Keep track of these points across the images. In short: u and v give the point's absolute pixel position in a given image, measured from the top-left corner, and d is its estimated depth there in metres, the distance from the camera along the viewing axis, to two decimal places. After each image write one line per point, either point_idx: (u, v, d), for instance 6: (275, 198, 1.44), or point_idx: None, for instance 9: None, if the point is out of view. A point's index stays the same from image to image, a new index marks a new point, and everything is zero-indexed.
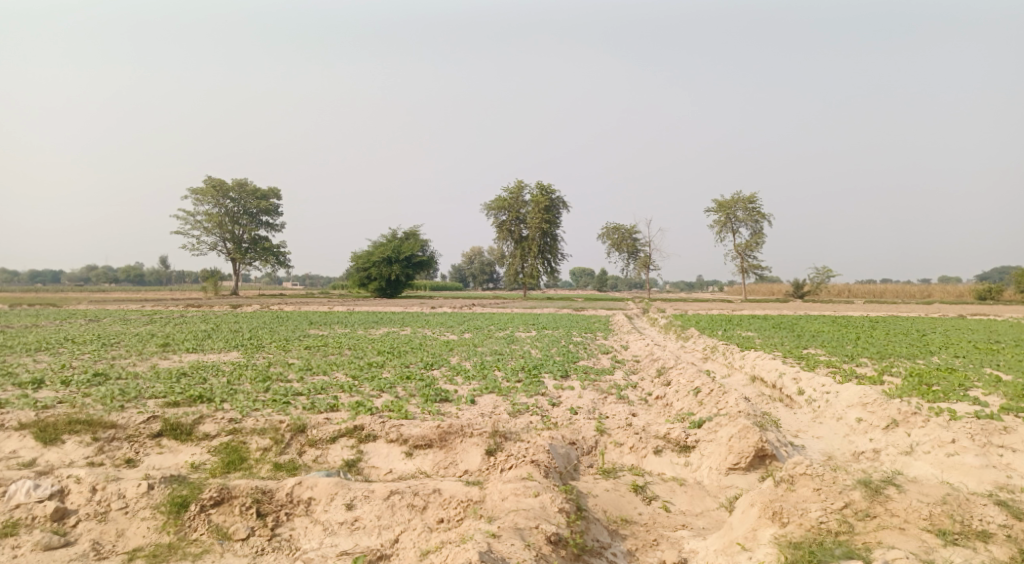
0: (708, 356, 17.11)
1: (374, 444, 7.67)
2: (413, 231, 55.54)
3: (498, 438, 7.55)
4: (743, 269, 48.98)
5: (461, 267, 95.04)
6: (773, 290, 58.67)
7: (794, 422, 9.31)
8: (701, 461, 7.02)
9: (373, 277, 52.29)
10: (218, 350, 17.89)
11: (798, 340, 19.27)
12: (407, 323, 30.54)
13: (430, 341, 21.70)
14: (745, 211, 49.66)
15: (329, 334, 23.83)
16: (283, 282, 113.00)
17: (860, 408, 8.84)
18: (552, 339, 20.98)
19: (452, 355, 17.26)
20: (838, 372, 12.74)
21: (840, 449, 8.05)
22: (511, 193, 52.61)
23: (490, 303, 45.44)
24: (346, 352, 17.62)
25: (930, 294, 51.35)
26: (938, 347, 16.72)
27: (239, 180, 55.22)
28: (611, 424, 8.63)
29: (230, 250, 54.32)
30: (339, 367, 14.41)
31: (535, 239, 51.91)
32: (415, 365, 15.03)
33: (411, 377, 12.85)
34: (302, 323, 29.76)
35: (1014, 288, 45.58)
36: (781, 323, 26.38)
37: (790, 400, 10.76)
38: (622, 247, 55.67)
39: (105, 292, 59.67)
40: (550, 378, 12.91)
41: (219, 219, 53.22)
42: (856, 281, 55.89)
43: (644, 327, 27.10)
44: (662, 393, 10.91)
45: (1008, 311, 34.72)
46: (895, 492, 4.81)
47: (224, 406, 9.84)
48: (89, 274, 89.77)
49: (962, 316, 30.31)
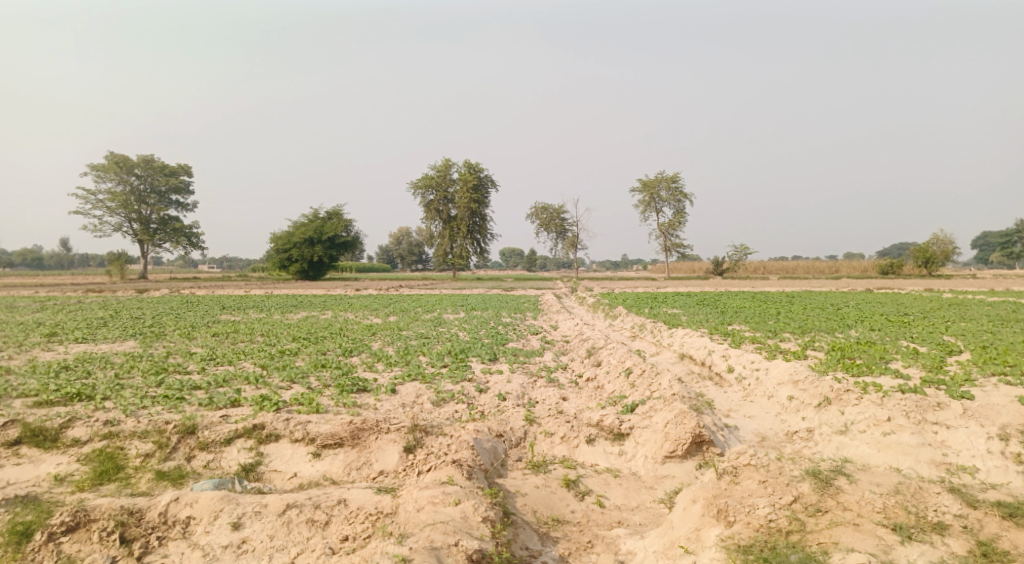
0: (637, 334, 17.04)
1: (276, 445, 6.74)
2: (337, 210, 53.09)
3: (418, 433, 6.82)
4: (667, 248, 50.21)
5: (388, 248, 92.49)
6: (694, 267, 60.64)
7: (725, 401, 9.20)
8: (636, 449, 6.61)
9: (295, 258, 49.64)
10: (111, 340, 15.99)
11: (722, 316, 19.62)
12: (330, 307, 28.94)
13: (353, 325, 20.49)
14: (669, 191, 50.79)
15: (242, 320, 22.07)
16: (198, 265, 106.17)
17: (792, 387, 8.83)
18: (481, 321, 20.33)
19: (375, 340, 16.26)
20: (764, 348, 12.89)
21: (772, 429, 8.00)
22: (439, 171, 51.22)
23: (419, 285, 44.33)
24: (258, 339, 16.20)
25: (838, 269, 54.64)
26: (852, 321, 17.43)
27: (143, 155, 50.71)
28: (541, 411, 8.12)
29: (135, 231, 49.94)
30: (248, 356, 13.12)
31: (464, 219, 50.91)
32: (334, 352, 13.95)
33: (327, 365, 11.83)
34: (214, 308, 27.52)
35: (910, 263, 49.23)
36: (705, 299, 27.00)
37: (720, 378, 10.69)
38: (551, 227, 55.68)
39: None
40: (478, 362, 12.27)
41: (123, 198, 48.73)
42: (772, 258, 58.68)
43: (573, 306, 26.98)
44: (593, 375, 10.52)
45: (908, 284, 37.32)
46: (845, 483, 4.75)
47: (105, 404, 8.50)
48: None
49: (868, 291, 32.23)
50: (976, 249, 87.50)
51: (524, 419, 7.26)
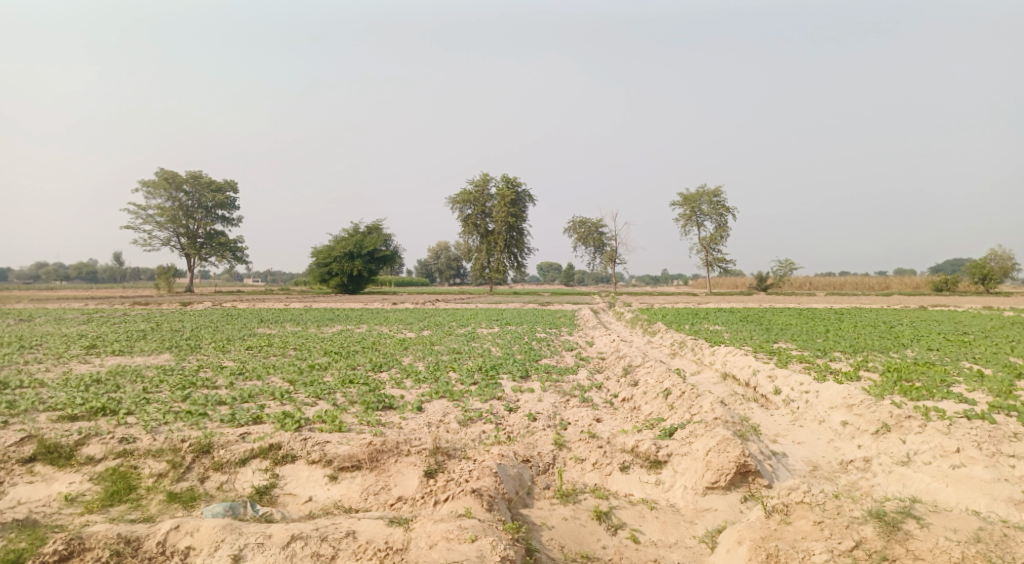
0: (676, 351, 16.35)
1: (292, 467, 6.46)
2: (376, 225, 53.76)
3: (440, 457, 6.45)
4: (707, 262, 48.95)
5: (427, 262, 93.26)
6: (736, 283, 59.00)
7: (772, 426, 8.54)
8: (675, 478, 6.07)
9: (334, 272, 50.38)
10: (149, 352, 16.23)
11: (767, 333, 18.71)
12: (365, 320, 29.01)
13: (385, 339, 20.36)
14: (709, 204, 49.61)
15: (278, 333, 22.24)
16: (243, 278, 109.29)
17: (846, 412, 8.12)
18: (514, 336, 19.92)
19: (405, 355, 16.04)
20: (813, 368, 12.08)
21: (825, 457, 7.34)
22: (476, 186, 51.37)
23: (455, 299, 44.38)
24: (290, 353, 16.17)
25: (888, 285, 52.23)
26: (908, 339, 16.35)
27: (192, 173, 52.52)
28: (572, 434, 7.66)
29: (183, 246, 51.61)
30: (278, 370, 13.05)
31: (500, 233, 50.82)
32: (363, 366, 13.75)
33: (354, 380, 11.61)
34: (252, 321, 27.88)
35: (967, 278, 46.70)
36: (748, 315, 25.97)
37: (766, 401, 10.00)
38: (588, 241, 55.07)
39: (52, 290, 56.42)
40: (509, 379, 11.86)
41: (173, 213, 50.49)
42: (818, 274, 56.60)
43: (610, 322, 26.32)
44: (629, 394, 9.98)
45: (966, 301, 35.23)
46: (916, 527, 4.14)
47: (128, 420, 8.43)
48: (40, 273, 85.54)
49: (923, 308, 30.49)
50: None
51: (553, 444, 6.81)
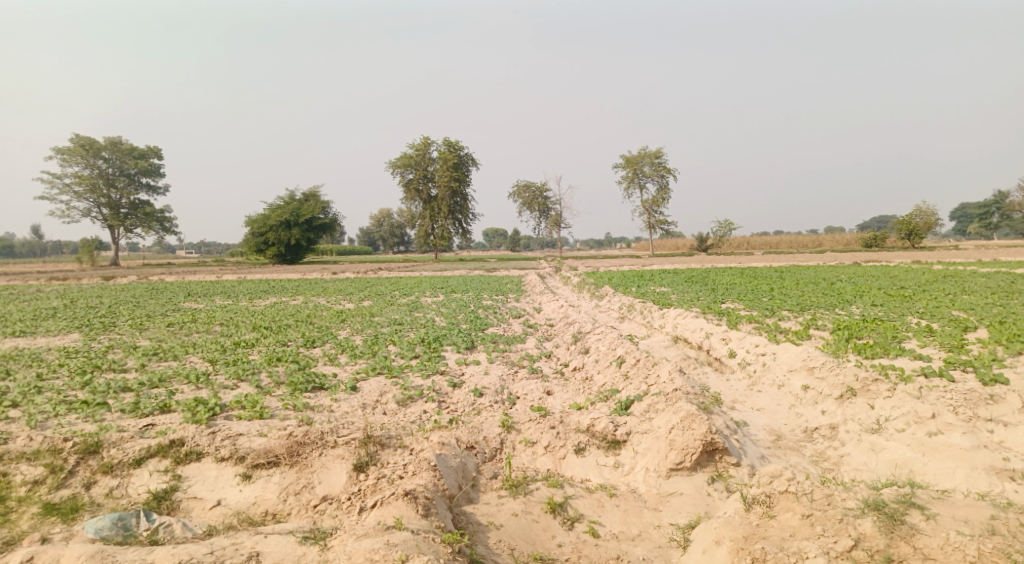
0: (625, 315, 15.98)
1: (198, 466, 5.43)
2: (313, 191, 51.12)
3: (372, 447, 5.62)
4: (651, 225, 49.25)
5: (370, 230, 90.67)
6: (678, 245, 59.88)
7: (729, 392, 8.23)
8: (635, 460, 5.52)
9: (271, 241, 47.76)
10: (53, 332, 14.45)
11: (713, 294, 18.65)
12: (302, 292, 27.40)
13: (323, 312, 19.10)
14: (652, 166, 49.64)
15: (206, 308, 20.51)
16: (173, 251, 103.22)
17: (807, 376, 7.85)
18: (460, 304, 19.10)
19: (343, 328, 14.94)
20: (763, 328, 11.88)
21: (787, 425, 7.16)
22: (417, 149, 49.48)
23: (399, 267, 42.91)
24: (215, 330, 14.75)
25: (821, 243, 54.14)
26: (849, 296, 16.55)
27: (110, 137, 48.20)
28: (521, 412, 7.01)
29: (105, 216, 47.66)
30: (199, 349, 11.74)
31: (444, 199, 49.36)
32: (296, 342, 12.60)
33: (284, 358, 10.51)
34: (178, 296, 25.76)
35: (893, 235, 48.89)
36: (693, 276, 26.05)
37: (721, 364, 9.66)
38: (533, 205, 54.38)
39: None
40: (453, 352, 11.06)
41: (91, 181, 46.40)
42: (755, 234, 58.06)
43: (557, 286, 25.88)
44: (580, 364, 9.41)
45: (896, 256, 36.56)
46: (922, 523, 4.04)
47: (9, 414, 7.11)
48: None
49: (855, 264, 31.47)
50: (955, 221, 88.00)
51: (500, 425, 6.09)
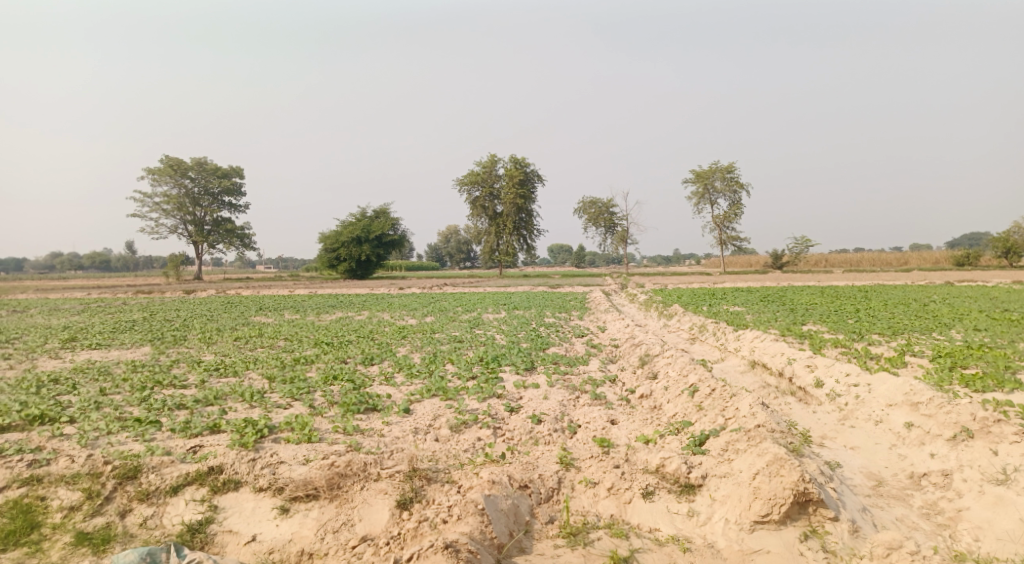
0: (696, 336, 15.00)
1: (235, 496, 5.24)
2: (382, 208, 52.40)
3: (418, 482, 5.19)
4: (721, 241, 47.27)
5: (437, 246, 92.31)
6: (750, 262, 57.19)
7: (818, 427, 7.27)
8: (712, 509, 4.80)
9: (342, 257, 49.23)
10: (129, 345, 15.05)
11: (792, 314, 17.30)
12: (367, 306, 27.74)
13: (384, 327, 19.10)
14: (723, 181, 47.75)
15: (274, 322, 21.02)
16: (254, 266, 108.88)
17: (910, 412, 6.80)
18: (520, 322, 18.64)
19: (402, 345, 14.77)
20: (852, 354, 10.69)
21: (889, 468, 6.17)
22: (483, 167, 49.83)
23: (463, 283, 42.99)
24: (279, 345, 14.93)
25: (909, 261, 50.20)
26: (947, 319, 14.86)
27: (196, 158, 51.30)
28: (581, 447, 6.40)
29: (190, 233, 50.63)
30: (258, 365, 11.81)
31: (509, 215, 49.36)
32: (353, 359, 12.48)
33: (340, 376, 10.34)
34: (251, 309, 26.66)
35: (992, 252, 44.65)
36: (769, 295, 24.48)
37: (806, 394, 8.64)
38: (599, 221, 53.48)
39: (65, 279, 56.15)
40: (511, 373, 10.55)
41: (179, 200, 49.47)
42: (835, 251, 54.64)
43: (622, 304, 24.98)
44: (648, 391, 8.67)
45: (998, 277, 33.22)
46: None
47: (66, 430, 7.22)
48: (55, 262, 85.59)
49: (951, 283, 28.79)
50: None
51: (558, 461, 5.50)
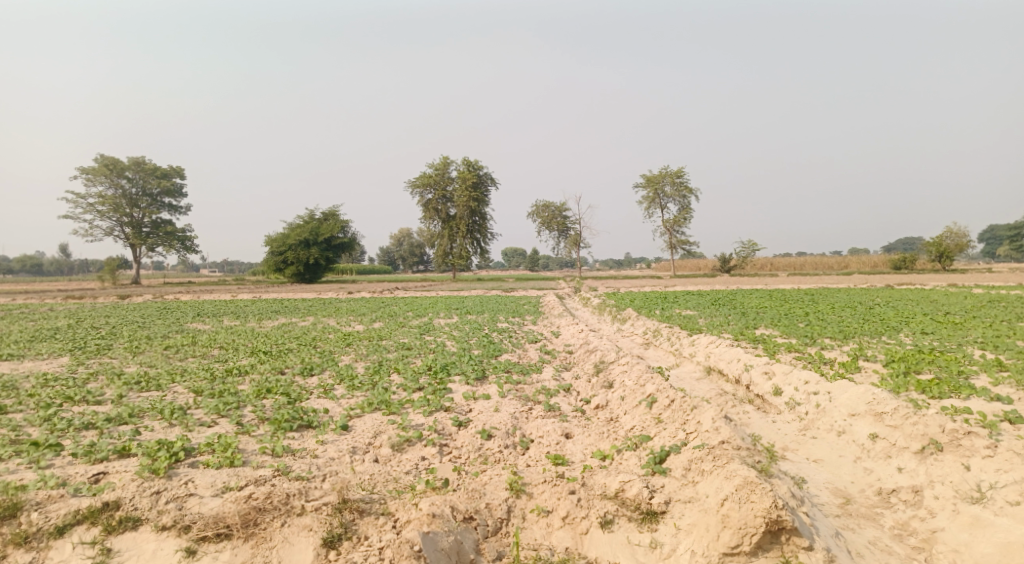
0: (650, 341, 14.78)
1: (134, 537, 4.41)
2: (332, 210, 50.81)
3: (349, 516, 4.56)
4: (672, 245, 47.96)
5: (390, 250, 90.79)
6: (700, 265, 58.27)
7: (777, 437, 7.03)
8: (677, 540, 4.44)
9: (290, 260, 47.35)
10: (42, 356, 13.65)
11: (745, 318, 17.36)
12: (313, 312, 26.54)
13: (329, 334, 18.14)
14: (674, 186, 48.49)
15: (211, 329, 19.69)
16: (197, 270, 104.51)
17: (875, 423, 6.62)
18: (473, 327, 18.06)
19: (347, 353, 13.93)
20: (806, 358, 10.57)
21: (855, 482, 5.96)
22: (437, 169, 49.03)
23: (416, 287, 42.00)
24: (212, 354, 13.83)
25: (847, 265, 52.22)
26: (893, 322, 15.12)
27: (134, 157, 48.50)
28: (533, 471, 5.91)
29: (127, 235, 47.80)
30: (186, 377, 10.79)
31: (463, 218, 48.71)
32: (293, 370, 11.60)
33: (274, 389, 9.48)
34: (187, 316, 25.02)
35: (923, 257, 46.89)
36: (720, 299, 24.64)
37: (765, 403, 8.41)
38: (552, 225, 53.45)
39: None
40: (461, 383, 9.95)
41: (115, 201, 46.61)
42: (778, 255, 56.39)
43: (576, 308, 24.76)
44: (604, 401, 8.26)
45: (931, 280, 34.74)
46: None
47: None
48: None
49: (889, 287, 29.88)
50: (983, 243, 85.34)
51: (507, 487, 4.98)
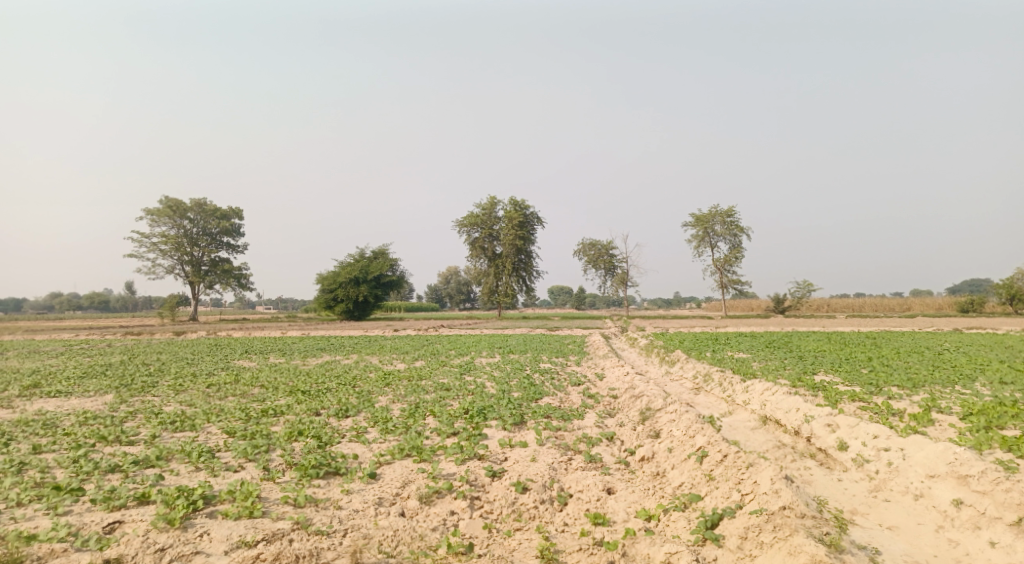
0: (700, 386, 13.97)
1: None
2: (381, 249, 51.83)
3: None
4: (722, 284, 46.49)
5: (437, 288, 91.84)
6: (751, 306, 56.16)
7: (845, 499, 6.23)
8: None
9: (339, 298, 48.27)
10: (91, 392, 13.97)
11: (802, 363, 16.27)
12: (358, 350, 26.65)
13: (369, 373, 18.00)
14: (723, 224, 47.32)
15: (255, 366, 19.90)
16: (253, 307, 108.34)
17: (958, 487, 5.78)
18: (514, 368, 17.61)
19: (385, 393, 13.71)
20: (870, 409, 9.49)
21: (940, 556, 5.14)
22: (483, 209, 49.52)
23: (460, 325, 41.89)
24: (252, 393, 13.84)
25: (910, 306, 49.33)
26: (968, 369, 13.79)
27: (197, 199, 50.96)
28: (567, 538, 5.42)
29: (187, 273, 49.97)
30: (221, 417, 10.74)
31: (509, 257, 48.75)
32: (328, 411, 11.42)
33: (305, 431, 9.27)
34: (235, 353, 25.50)
35: (995, 299, 43.82)
36: (774, 341, 23.39)
37: (828, 459, 7.56)
38: (598, 264, 52.86)
39: (59, 320, 55.14)
40: (498, 429, 9.47)
41: (177, 241, 48.92)
42: (835, 296, 53.87)
43: (622, 349, 24.00)
44: (649, 452, 7.63)
45: (1006, 323, 32.25)
46: None
47: None
48: (53, 302, 85.02)
49: (960, 331, 27.83)
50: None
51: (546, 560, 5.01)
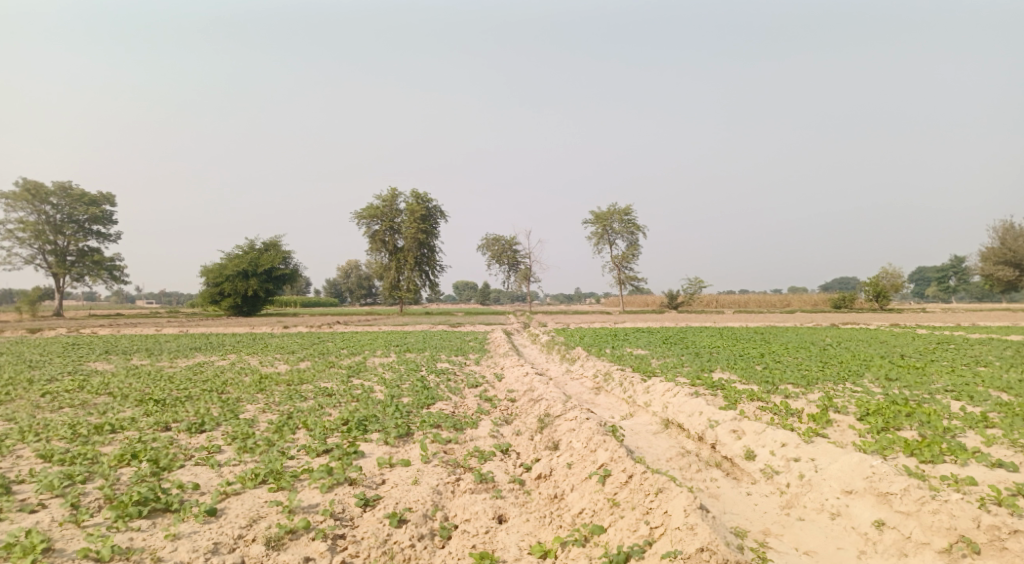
0: (600, 385, 13.48)
1: None
2: (273, 241, 48.17)
3: None
4: (620, 281, 47.51)
5: (337, 282, 87.85)
6: (649, 302, 58.08)
7: (759, 519, 5.67)
8: None
9: (226, 292, 44.30)
10: None
11: (700, 359, 16.28)
12: (240, 349, 24.18)
13: (244, 376, 15.98)
14: (621, 222, 48.34)
15: (110, 370, 17.20)
16: (131, 301, 98.20)
17: (879, 505, 5.37)
18: (409, 368, 16.35)
19: (256, 401, 12.01)
20: (768, 408, 9.13)
21: None
22: (384, 201, 47.35)
23: (358, 321, 39.54)
24: (95, 403, 11.65)
25: (789, 303, 52.94)
26: (852, 366, 14.26)
27: (59, 182, 44.89)
28: None
29: (49, 264, 43.88)
30: (39, 436, 8.69)
31: (411, 251, 46.96)
32: (181, 424, 9.64)
33: (140, 453, 7.55)
34: (92, 354, 22.15)
35: (861, 296, 47.89)
36: (670, 337, 23.71)
37: (735, 468, 7.05)
38: (502, 259, 52.33)
39: None
40: (378, 443, 8.23)
41: (36, 227, 42.77)
42: (724, 292, 56.86)
43: (523, 346, 23.43)
44: (547, 469, 6.78)
45: (873, 319, 35.01)
46: None
47: None
48: None
49: (834, 326, 29.83)
50: (911, 283, 89.65)
51: None
